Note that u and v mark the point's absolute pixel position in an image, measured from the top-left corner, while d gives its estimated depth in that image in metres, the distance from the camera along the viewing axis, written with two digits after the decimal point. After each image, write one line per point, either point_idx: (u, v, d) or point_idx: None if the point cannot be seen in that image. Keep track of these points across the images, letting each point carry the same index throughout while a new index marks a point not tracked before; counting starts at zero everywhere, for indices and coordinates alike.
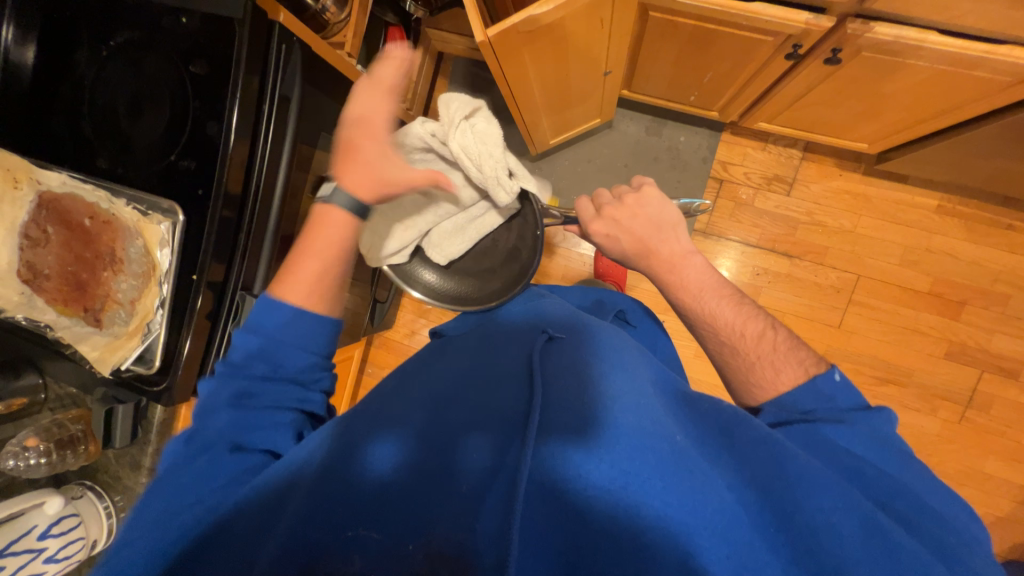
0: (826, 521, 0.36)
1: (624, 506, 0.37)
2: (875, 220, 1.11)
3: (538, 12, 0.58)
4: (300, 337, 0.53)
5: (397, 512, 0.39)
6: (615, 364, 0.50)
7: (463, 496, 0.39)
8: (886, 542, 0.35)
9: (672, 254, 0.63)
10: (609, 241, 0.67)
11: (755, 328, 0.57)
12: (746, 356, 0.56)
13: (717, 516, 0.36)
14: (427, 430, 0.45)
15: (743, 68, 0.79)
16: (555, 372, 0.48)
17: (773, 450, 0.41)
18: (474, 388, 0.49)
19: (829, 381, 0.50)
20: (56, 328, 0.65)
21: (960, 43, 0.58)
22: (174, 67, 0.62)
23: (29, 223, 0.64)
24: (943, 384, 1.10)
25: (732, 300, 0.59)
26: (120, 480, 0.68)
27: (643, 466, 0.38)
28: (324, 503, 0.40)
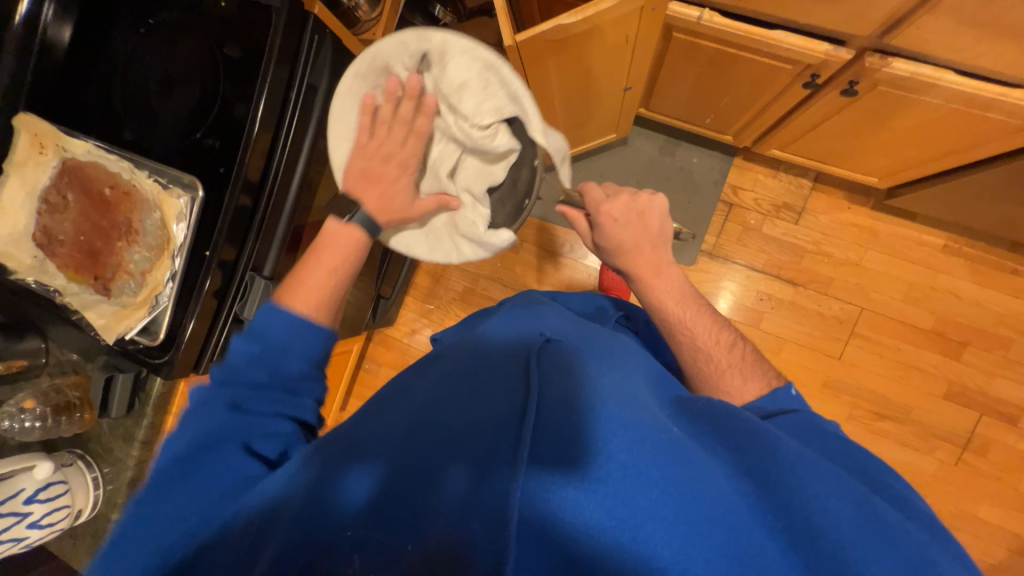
0: (823, 506, 0.36)
1: (621, 499, 0.36)
2: (881, 254, 1.12)
3: (567, 21, 0.60)
4: (298, 342, 0.50)
5: (393, 507, 0.39)
6: (609, 366, 0.50)
7: (460, 489, 0.39)
8: (880, 530, 0.36)
9: (658, 261, 0.65)
10: (614, 227, 0.66)
11: (726, 340, 0.59)
12: (718, 363, 0.58)
13: (714, 508, 0.36)
14: (423, 422, 0.45)
15: (760, 95, 0.81)
16: (550, 369, 0.48)
17: (765, 441, 0.40)
18: (469, 382, 0.49)
19: (790, 394, 0.52)
20: (65, 294, 0.66)
21: (974, 84, 0.60)
22: (208, 49, 0.63)
23: (50, 189, 0.66)
24: (942, 424, 1.09)
25: (707, 312, 0.62)
26: (110, 451, 0.68)
27: (639, 462, 0.38)
28: (320, 504, 0.40)
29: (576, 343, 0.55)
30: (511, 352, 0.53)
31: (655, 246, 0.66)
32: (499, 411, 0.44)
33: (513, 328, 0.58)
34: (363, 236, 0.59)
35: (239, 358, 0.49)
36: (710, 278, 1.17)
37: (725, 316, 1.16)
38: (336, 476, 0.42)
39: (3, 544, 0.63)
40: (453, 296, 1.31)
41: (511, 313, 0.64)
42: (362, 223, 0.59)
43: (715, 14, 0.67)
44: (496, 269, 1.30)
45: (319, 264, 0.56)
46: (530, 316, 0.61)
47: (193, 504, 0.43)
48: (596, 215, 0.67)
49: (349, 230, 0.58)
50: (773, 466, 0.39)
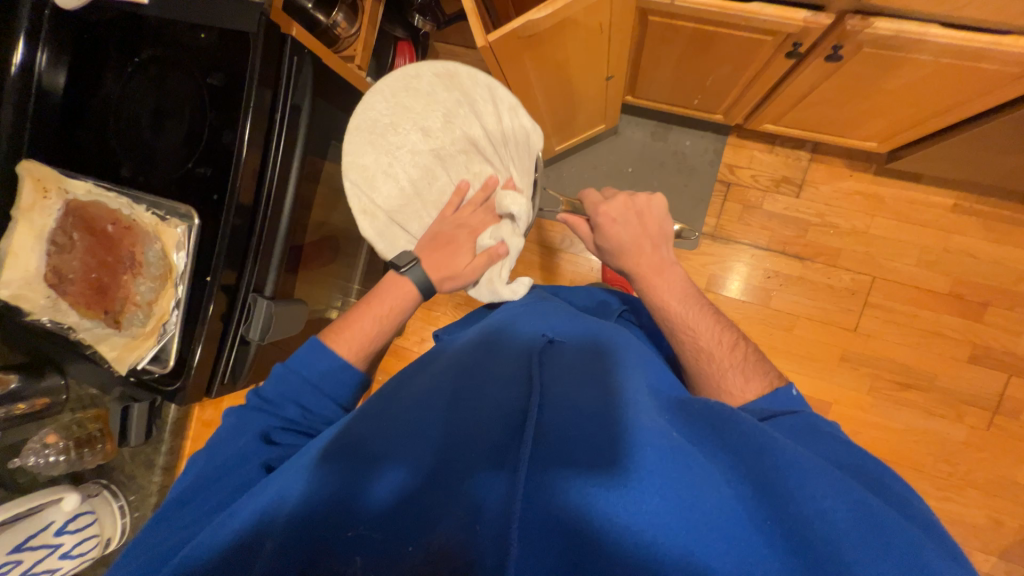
0: (821, 509, 0.35)
1: (622, 503, 0.36)
2: (889, 220, 1.09)
3: (537, 16, 0.60)
4: (330, 383, 0.55)
5: (396, 512, 0.39)
6: (614, 365, 0.49)
7: (461, 498, 0.39)
8: (879, 534, 0.34)
9: (659, 260, 0.66)
10: (612, 227, 0.69)
11: (728, 340, 0.58)
12: (720, 362, 0.56)
13: (715, 513, 0.35)
14: (425, 429, 0.44)
15: (745, 69, 0.80)
16: (553, 373, 0.48)
17: (763, 444, 0.39)
18: (471, 387, 0.48)
19: (791, 395, 0.51)
20: (78, 329, 0.68)
21: (963, 35, 0.58)
22: (193, 80, 0.65)
23: (56, 230, 0.68)
24: (969, 389, 1.06)
25: (708, 311, 0.62)
26: (133, 478, 0.75)
27: (641, 463, 0.37)
28: (321, 508, 0.40)
29: (579, 342, 0.54)
30: (513, 353, 0.52)
31: (656, 245, 0.67)
32: (501, 417, 0.44)
33: (516, 326, 0.58)
34: (417, 295, 0.64)
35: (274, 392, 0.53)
36: (715, 260, 1.15)
37: (733, 297, 1.14)
38: (338, 481, 0.41)
39: None
40: (458, 301, 1.32)
41: (511, 311, 0.63)
42: (419, 281, 0.64)
43: None
44: None
45: (370, 309, 0.62)
46: (531, 313, 0.61)
47: (196, 517, 0.45)
48: (595, 214, 0.70)
49: (406, 284, 0.64)
50: (772, 469, 0.38)
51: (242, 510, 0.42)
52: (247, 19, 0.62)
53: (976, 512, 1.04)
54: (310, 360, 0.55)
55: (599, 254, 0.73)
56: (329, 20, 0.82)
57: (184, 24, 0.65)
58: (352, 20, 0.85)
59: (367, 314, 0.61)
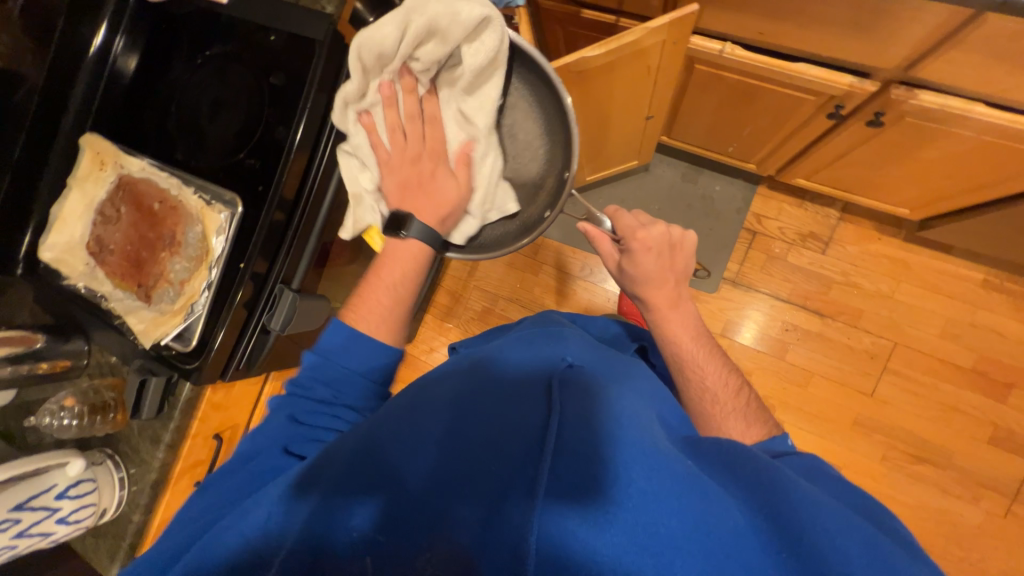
0: (832, 542, 0.35)
1: (641, 524, 0.36)
2: (915, 288, 1.08)
3: (589, 55, 0.62)
4: (359, 360, 0.53)
5: (411, 517, 0.40)
6: (628, 391, 0.49)
7: (481, 504, 0.39)
8: (889, 572, 0.34)
9: (677, 295, 0.65)
10: (647, 257, 0.64)
11: (734, 384, 0.60)
12: (724, 404, 0.57)
13: (729, 541, 0.35)
14: (446, 443, 0.44)
15: (783, 124, 0.81)
16: (572, 396, 0.47)
17: (774, 479, 0.40)
18: (490, 401, 0.48)
19: (786, 443, 0.53)
20: (111, 299, 0.70)
21: (1008, 116, 0.59)
22: (256, 77, 0.69)
23: (105, 202, 0.71)
24: (987, 471, 1.02)
25: (716, 355, 0.62)
26: (138, 452, 0.71)
27: (657, 489, 0.37)
28: (336, 513, 0.40)
29: (600, 369, 0.53)
30: (533, 375, 0.51)
31: (678, 278, 0.66)
32: (519, 432, 0.43)
33: (532, 349, 0.57)
34: (427, 248, 0.62)
35: (306, 374, 0.52)
36: (732, 306, 1.15)
37: (748, 346, 1.13)
38: (347, 490, 0.41)
39: (30, 540, 0.64)
40: (471, 316, 1.32)
41: (529, 334, 0.62)
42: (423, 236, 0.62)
43: (737, 47, 0.68)
44: (515, 291, 1.31)
45: (378, 280, 0.60)
46: (550, 337, 0.59)
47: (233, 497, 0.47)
48: (631, 241, 0.64)
49: (411, 245, 0.62)
50: (784, 504, 0.37)
51: (263, 504, 0.42)
52: (316, 26, 0.65)
53: None
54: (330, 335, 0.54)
55: (619, 275, 0.68)
56: None
57: (255, 26, 0.68)
58: None
59: (381, 289, 0.59)
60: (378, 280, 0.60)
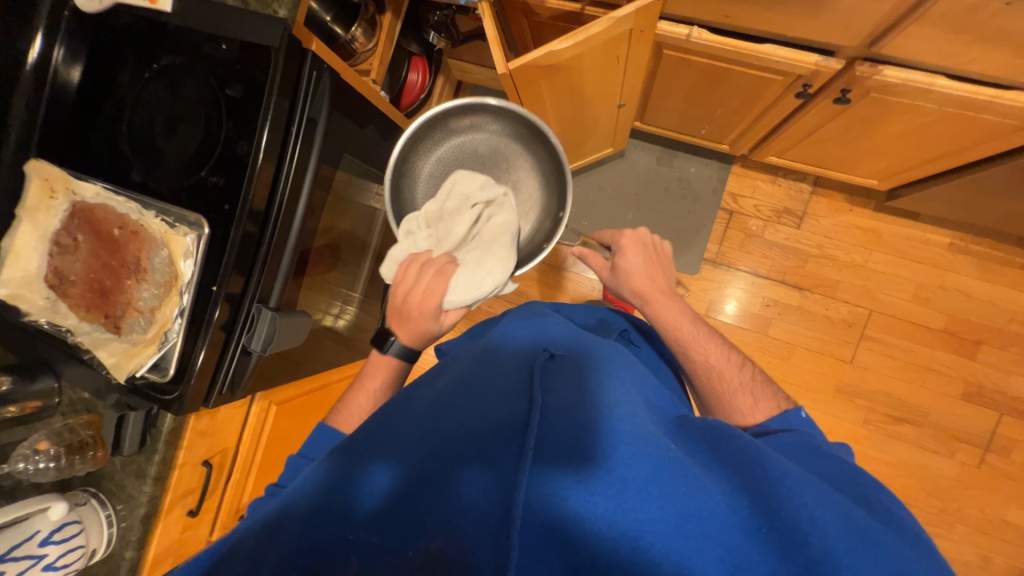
0: (810, 517, 0.35)
1: (622, 507, 0.35)
2: (887, 255, 1.11)
3: (559, 47, 0.61)
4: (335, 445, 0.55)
5: (393, 515, 0.39)
6: (611, 376, 0.49)
7: (461, 496, 0.39)
8: (867, 539, 0.35)
9: (667, 289, 0.67)
10: (633, 253, 0.69)
11: (735, 360, 0.60)
12: (730, 381, 0.58)
13: (712, 521, 0.35)
14: (426, 440, 0.43)
15: (754, 104, 0.82)
16: (553, 384, 0.46)
17: (756, 457, 0.39)
18: (471, 393, 0.47)
19: (800, 416, 0.51)
20: (77, 333, 0.67)
21: (968, 87, 0.60)
22: (210, 89, 0.65)
23: (61, 232, 0.67)
24: (960, 425, 1.07)
25: (717, 339, 0.62)
26: (124, 487, 0.69)
27: (640, 473, 0.37)
28: (324, 515, 0.40)
29: (582, 355, 0.53)
30: (515, 364, 0.50)
31: (667, 274, 0.69)
32: (499, 423, 0.42)
33: (513, 340, 0.56)
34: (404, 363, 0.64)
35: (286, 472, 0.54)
36: (714, 286, 1.17)
37: (730, 323, 1.15)
38: (347, 477, 0.42)
39: None
40: None
41: (514, 327, 0.60)
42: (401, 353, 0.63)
43: (704, 30, 0.67)
44: None
45: (361, 387, 0.63)
46: (534, 328, 0.59)
47: None
48: (618, 239, 0.71)
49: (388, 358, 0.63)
50: (765, 480, 0.38)
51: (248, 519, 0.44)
52: (270, 33, 0.62)
53: (964, 548, 1.05)
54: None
55: (610, 280, 0.72)
56: (348, 35, 0.82)
57: (203, 35, 0.65)
58: (370, 36, 0.86)
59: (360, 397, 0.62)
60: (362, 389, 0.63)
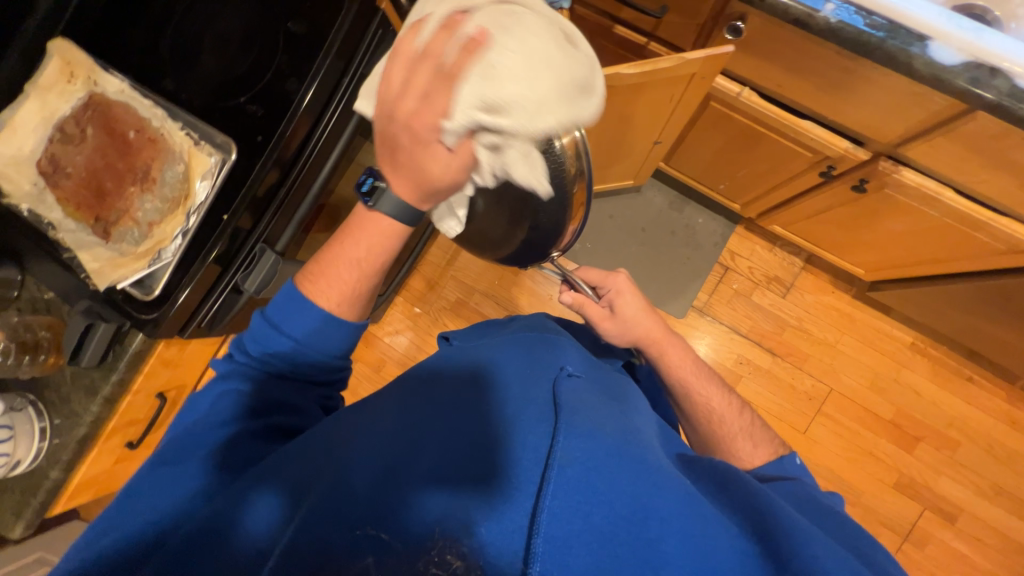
0: (820, 567, 0.34)
1: (644, 538, 0.36)
2: (855, 341, 1.19)
3: (625, 71, 0.63)
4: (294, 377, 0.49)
5: (410, 513, 0.38)
6: (628, 409, 0.50)
7: (482, 502, 0.38)
8: None
9: (668, 332, 0.68)
10: (630, 297, 0.68)
11: (734, 404, 0.63)
12: (730, 426, 0.60)
13: (723, 561, 0.36)
14: (443, 443, 0.43)
15: (776, 173, 0.87)
16: (575, 403, 0.45)
17: (764, 502, 0.40)
18: (489, 403, 0.46)
19: (796, 463, 0.55)
20: (59, 229, 0.62)
21: (969, 205, 0.66)
22: (271, 19, 0.63)
23: (68, 119, 0.63)
24: (887, 512, 1.14)
25: (715, 383, 0.64)
26: (67, 402, 0.64)
27: (660, 505, 0.38)
28: (330, 509, 0.38)
29: (596, 381, 0.53)
30: (532, 376, 0.50)
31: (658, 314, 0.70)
32: (521, 433, 0.42)
33: (528, 350, 0.55)
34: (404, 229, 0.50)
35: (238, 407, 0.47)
36: (696, 333, 1.21)
37: None
38: (277, 497, 0.40)
39: None
40: (444, 305, 1.30)
41: (523, 335, 0.58)
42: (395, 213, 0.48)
43: (753, 93, 0.72)
44: (492, 286, 1.31)
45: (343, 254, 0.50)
46: (548, 342, 0.58)
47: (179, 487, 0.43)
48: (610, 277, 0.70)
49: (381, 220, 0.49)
50: (773, 524, 0.38)
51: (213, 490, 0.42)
52: None
53: None
54: (284, 312, 0.48)
55: (609, 327, 0.68)
56: None
57: None
58: None
59: (343, 266, 0.50)
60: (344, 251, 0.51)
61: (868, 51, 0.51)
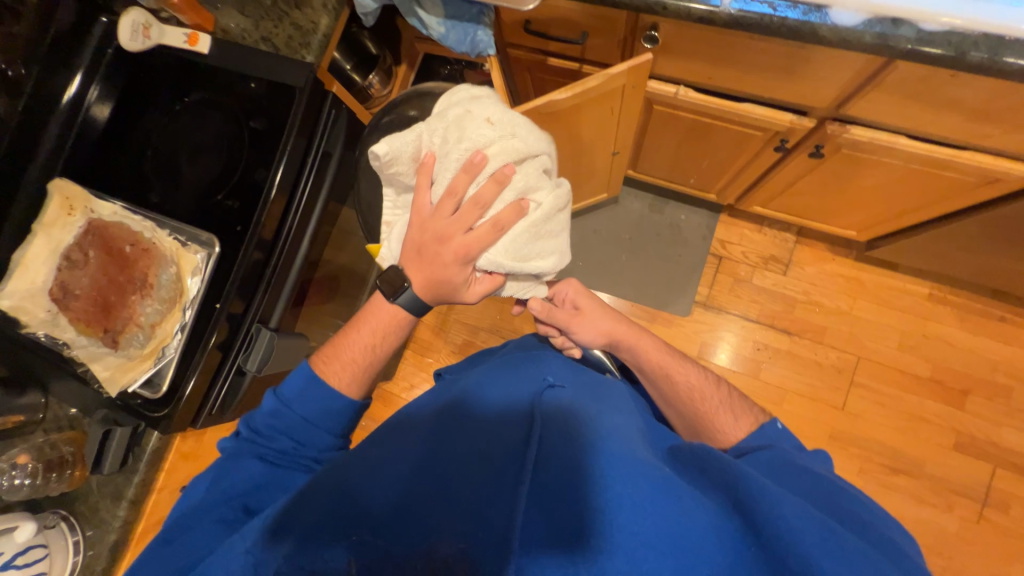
0: (791, 528, 0.35)
1: (619, 522, 0.37)
2: (871, 304, 1.15)
3: (558, 96, 0.67)
4: (321, 416, 0.54)
5: (407, 521, 0.41)
6: (609, 407, 0.52)
7: (467, 508, 0.41)
8: (845, 552, 0.35)
9: (634, 326, 0.67)
10: (589, 297, 0.69)
11: (710, 379, 0.62)
12: (709, 401, 0.59)
13: (701, 541, 0.36)
14: (430, 461, 0.46)
15: (737, 158, 0.89)
16: (552, 413, 0.48)
17: (741, 474, 0.40)
18: (476, 421, 0.50)
19: (776, 428, 0.55)
20: (73, 347, 0.67)
21: (927, 146, 0.66)
22: (236, 122, 0.70)
23: (73, 246, 0.68)
24: (956, 478, 1.06)
25: (688, 364, 0.64)
26: (97, 511, 0.66)
27: (633, 493, 0.39)
28: (319, 531, 0.41)
29: (579, 389, 0.54)
30: (514, 394, 0.53)
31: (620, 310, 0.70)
32: (502, 445, 0.46)
33: (511, 372, 0.58)
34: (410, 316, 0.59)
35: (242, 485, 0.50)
36: (706, 329, 1.19)
37: (723, 366, 1.16)
38: (275, 522, 0.42)
39: None
40: (452, 349, 1.32)
41: (513, 357, 0.63)
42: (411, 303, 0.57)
43: (689, 89, 0.75)
44: (496, 322, 1.32)
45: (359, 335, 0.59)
46: (531, 362, 0.60)
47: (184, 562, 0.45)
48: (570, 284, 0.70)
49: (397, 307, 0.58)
50: (742, 494, 0.38)
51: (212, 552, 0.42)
52: (296, 75, 0.69)
53: None
54: (300, 396, 0.54)
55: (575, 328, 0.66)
56: (364, 81, 0.91)
57: (235, 74, 0.71)
58: (385, 83, 0.94)
59: (354, 345, 0.58)
60: (360, 335, 0.59)
61: (774, 31, 0.54)
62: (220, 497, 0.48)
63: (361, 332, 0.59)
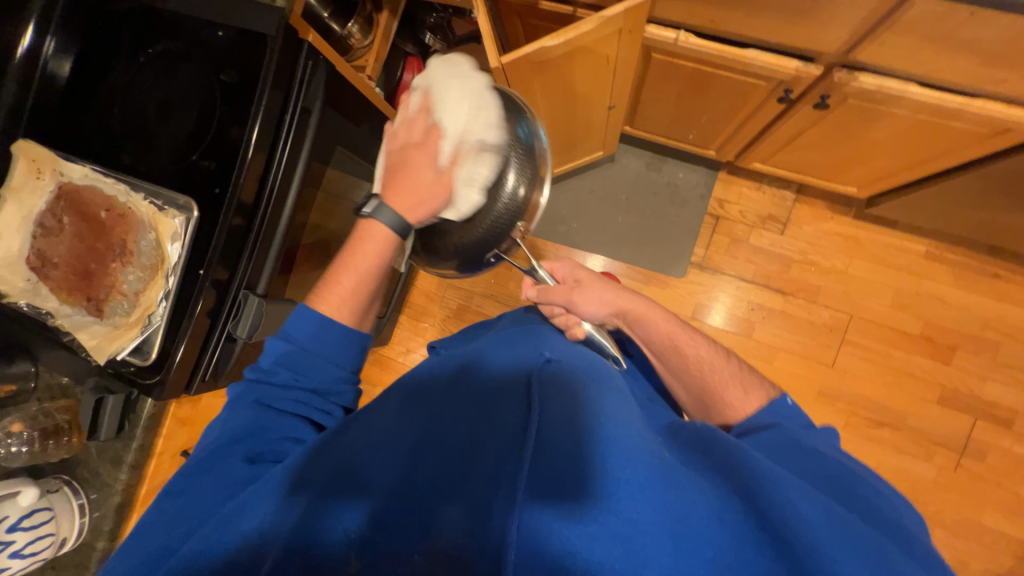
0: (797, 513, 0.36)
1: (622, 511, 0.37)
2: (867, 263, 1.15)
3: (550, 43, 0.63)
4: (331, 349, 0.53)
5: (401, 512, 0.41)
6: (609, 386, 0.51)
7: (464, 498, 0.41)
8: (847, 533, 0.36)
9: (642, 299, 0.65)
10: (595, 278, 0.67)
11: (721, 353, 0.61)
12: (719, 377, 0.58)
13: (703, 523, 0.37)
14: (426, 445, 0.45)
15: (738, 111, 0.85)
16: (552, 392, 0.47)
17: (745, 458, 0.40)
18: (473, 403, 0.49)
19: (787, 404, 0.54)
20: (57, 316, 0.65)
21: (939, 94, 0.63)
22: (206, 75, 0.66)
23: (45, 212, 0.65)
24: (938, 430, 1.09)
25: (697, 338, 0.62)
26: (100, 475, 0.70)
27: (633, 478, 0.39)
28: (319, 526, 0.41)
29: (578, 364, 0.54)
30: (511, 374, 0.52)
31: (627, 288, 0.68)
32: (500, 430, 0.45)
33: (508, 352, 0.57)
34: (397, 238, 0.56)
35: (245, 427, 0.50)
36: (701, 290, 1.19)
37: (716, 327, 1.17)
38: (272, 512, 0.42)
39: None
40: (447, 314, 1.31)
41: (509, 334, 0.62)
42: (393, 223, 0.55)
43: (691, 34, 0.70)
44: (490, 286, 1.31)
45: (349, 263, 0.56)
46: (529, 337, 0.59)
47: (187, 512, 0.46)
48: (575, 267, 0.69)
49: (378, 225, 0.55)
50: (749, 482, 0.39)
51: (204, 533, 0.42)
52: (267, 21, 0.63)
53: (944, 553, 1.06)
54: (299, 323, 0.53)
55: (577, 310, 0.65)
56: (344, 30, 0.84)
57: (201, 21, 0.65)
58: (366, 32, 0.88)
59: (349, 274, 0.55)
60: (349, 264, 0.56)
61: None
62: (227, 443, 0.49)
63: (352, 261, 0.56)
